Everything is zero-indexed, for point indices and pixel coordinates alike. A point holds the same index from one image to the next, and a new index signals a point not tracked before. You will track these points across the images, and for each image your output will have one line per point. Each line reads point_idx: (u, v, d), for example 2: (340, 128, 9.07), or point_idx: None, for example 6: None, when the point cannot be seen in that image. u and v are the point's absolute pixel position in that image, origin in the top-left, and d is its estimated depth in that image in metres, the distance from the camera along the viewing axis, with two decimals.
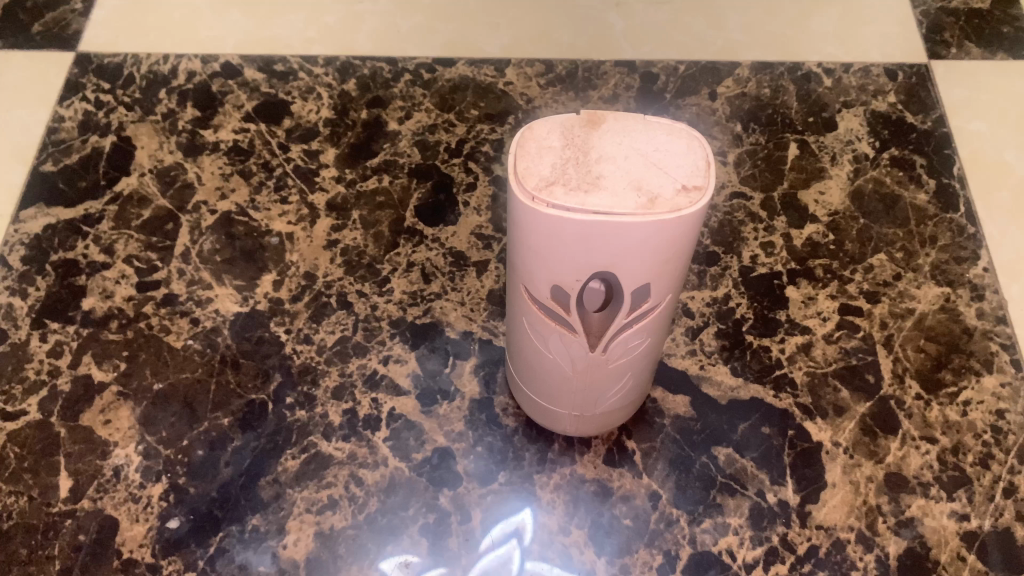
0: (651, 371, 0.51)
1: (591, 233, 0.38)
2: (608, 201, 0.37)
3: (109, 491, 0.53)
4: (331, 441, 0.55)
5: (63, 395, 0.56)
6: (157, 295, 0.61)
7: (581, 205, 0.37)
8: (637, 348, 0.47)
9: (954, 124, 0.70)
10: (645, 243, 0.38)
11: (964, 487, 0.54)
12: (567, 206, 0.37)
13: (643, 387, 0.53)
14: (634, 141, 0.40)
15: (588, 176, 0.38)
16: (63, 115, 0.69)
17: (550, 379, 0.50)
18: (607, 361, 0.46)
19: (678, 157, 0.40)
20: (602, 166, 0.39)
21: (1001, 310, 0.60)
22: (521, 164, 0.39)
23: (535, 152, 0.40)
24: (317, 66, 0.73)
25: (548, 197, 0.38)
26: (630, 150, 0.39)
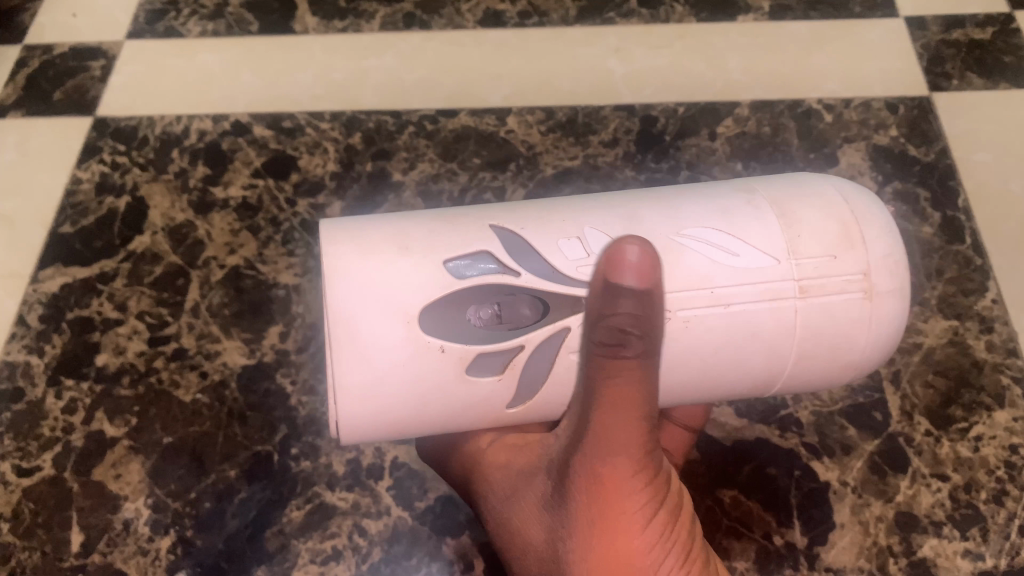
0: (824, 380, 0.49)
1: (396, 318, 0.44)
2: (330, 294, 0.44)
3: (119, 546, 0.56)
4: (335, 491, 0.56)
5: (76, 450, 0.58)
6: (167, 349, 0.62)
7: (368, 364, 0.44)
8: (723, 278, 0.45)
9: (958, 155, 0.69)
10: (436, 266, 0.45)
11: (977, 525, 0.54)
12: (370, 372, 0.44)
13: (857, 292, 0.46)
14: (396, 228, 0.47)
15: (348, 333, 0.44)
16: (81, 178, 0.71)
17: (478, 396, 0.46)
18: (559, 271, 0.45)
19: (394, 233, 0.47)
20: (374, 253, 0.46)
21: (1012, 342, 0.60)
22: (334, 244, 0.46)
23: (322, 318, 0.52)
24: (323, 122, 0.73)
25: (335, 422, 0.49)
26: (384, 231, 0.47)
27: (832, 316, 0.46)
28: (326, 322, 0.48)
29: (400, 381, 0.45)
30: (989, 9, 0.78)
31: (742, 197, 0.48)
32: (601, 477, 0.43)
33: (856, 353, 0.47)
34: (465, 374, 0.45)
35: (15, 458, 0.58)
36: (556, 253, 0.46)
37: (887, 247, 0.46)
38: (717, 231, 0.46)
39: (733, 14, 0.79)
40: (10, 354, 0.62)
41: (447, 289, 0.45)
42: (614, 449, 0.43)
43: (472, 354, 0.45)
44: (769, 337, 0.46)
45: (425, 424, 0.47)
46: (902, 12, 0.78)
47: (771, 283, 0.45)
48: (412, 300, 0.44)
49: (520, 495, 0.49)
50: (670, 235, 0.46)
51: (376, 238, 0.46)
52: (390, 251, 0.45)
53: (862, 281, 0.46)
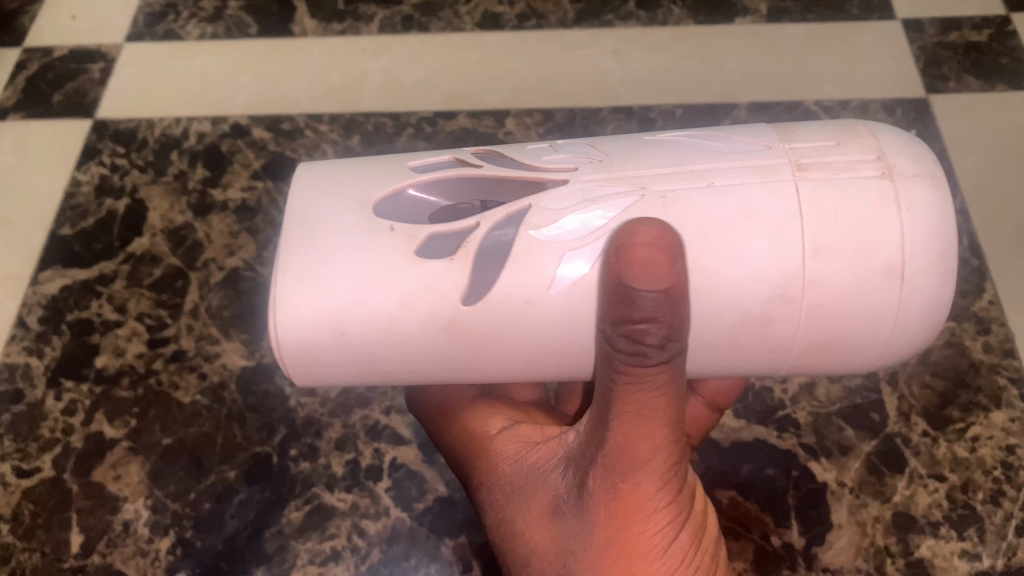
0: (860, 292, 0.41)
1: (353, 210, 0.44)
2: (293, 195, 0.46)
3: (118, 547, 0.56)
4: (334, 492, 0.57)
5: (76, 451, 0.59)
6: (167, 351, 0.62)
7: (315, 246, 0.43)
8: (705, 161, 0.44)
9: (954, 157, 0.69)
10: (396, 182, 0.46)
11: (975, 525, 0.54)
12: (316, 256, 0.43)
13: (871, 172, 0.42)
14: (375, 156, 0.49)
15: (299, 220, 0.44)
16: (81, 180, 0.71)
17: (426, 281, 0.42)
18: (524, 163, 0.47)
19: (370, 160, 0.49)
20: (345, 174, 0.47)
21: (1009, 343, 0.60)
22: (311, 165, 0.48)
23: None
24: (322, 124, 0.74)
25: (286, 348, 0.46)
26: (364, 158, 0.49)
27: (845, 194, 0.41)
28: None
29: (342, 264, 0.42)
30: (985, 11, 0.78)
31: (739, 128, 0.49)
32: (620, 493, 0.41)
33: (893, 244, 0.41)
34: (411, 253, 0.43)
35: (15, 459, 0.58)
36: (524, 153, 0.48)
37: (899, 140, 0.44)
38: (704, 137, 0.47)
39: (731, 17, 0.79)
40: (10, 356, 0.62)
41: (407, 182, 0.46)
42: (637, 466, 0.41)
43: (423, 231, 0.43)
44: (768, 213, 0.41)
45: (368, 323, 0.43)
46: (899, 14, 0.78)
47: (761, 161, 0.43)
48: (372, 195, 0.45)
49: (530, 498, 0.47)
50: (654, 141, 0.47)
51: (353, 162, 0.48)
52: (360, 170, 0.47)
53: (875, 163, 0.42)
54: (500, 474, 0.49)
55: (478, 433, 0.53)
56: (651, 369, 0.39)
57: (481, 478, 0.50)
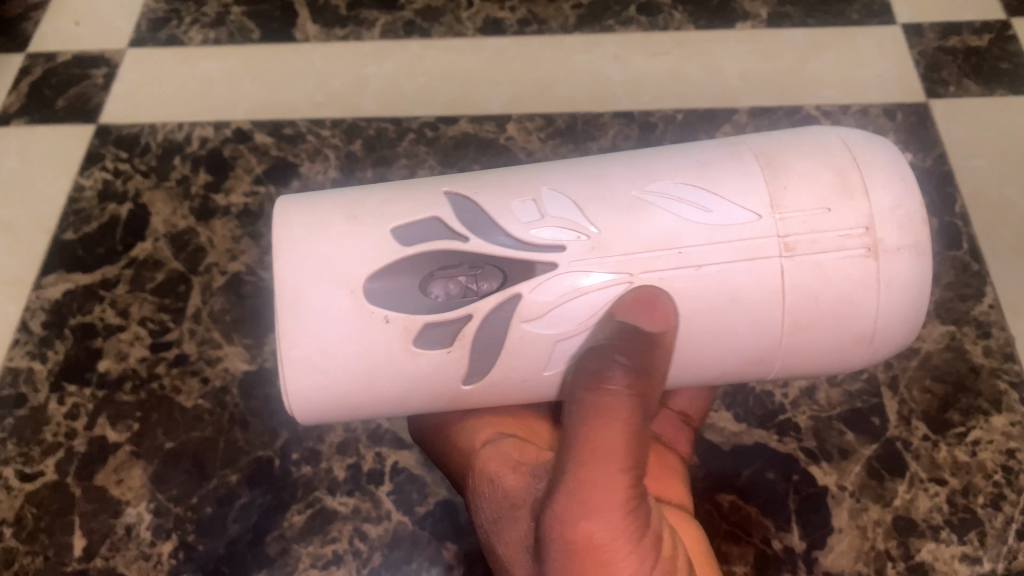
0: (833, 354, 0.47)
1: (341, 290, 0.44)
2: (276, 271, 0.45)
3: (121, 550, 0.56)
4: (336, 496, 0.57)
5: (78, 455, 0.59)
6: (169, 355, 0.63)
7: (312, 334, 0.44)
8: (692, 235, 0.44)
9: (954, 161, 0.70)
10: (378, 242, 0.45)
11: (975, 529, 0.54)
12: (316, 344, 0.44)
13: (857, 248, 0.44)
14: (351, 200, 0.47)
15: (291, 306, 0.44)
16: (84, 185, 0.72)
17: (430, 371, 0.46)
18: (511, 234, 0.46)
19: (343, 207, 0.47)
20: (320, 232, 0.46)
21: (1008, 347, 0.60)
22: (280, 224, 0.47)
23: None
24: (325, 129, 0.74)
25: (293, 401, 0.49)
26: (337, 205, 0.47)
27: (829, 276, 0.44)
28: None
29: (345, 352, 0.45)
30: (986, 16, 0.78)
31: (719, 149, 0.47)
32: (586, 527, 0.43)
33: (868, 318, 0.45)
34: (410, 345, 0.45)
35: (18, 463, 0.59)
36: (508, 217, 0.46)
37: (893, 197, 0.44)
38: (689, 184, 0.45)
39: (731, 21, 0.79)
40: (12, 360, 0.63)
41: (393, 253, 0.45)
42: (594, 499, 0.44)
43: (417, 323, 0.45)
44: (753, 301, 0.44)
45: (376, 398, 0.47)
46: (899, 19, 0.78)
47: (751, 240, 0.44)
48: (360, 274, 0.45)
49: (502, 522, 0.49)
50: (637, 190, 0.46)
51: (326, 213, 0.47)
52: (338, 231, 0.46)
53: (864, 237, 0.44)
54: (479, 496, 0.51)
55: (467, 444, 0.53)
56: (614, 396, 0.45)
57: (462, 496, 0.52)
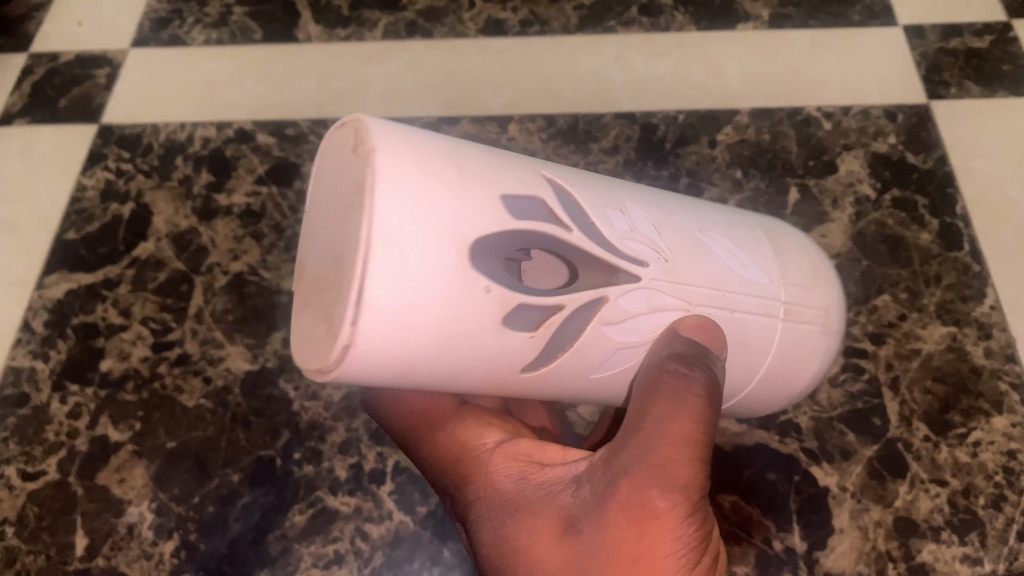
0: (760, 406, 0.54)
1: (438, 243, 0.36)
2: (372, 204, 0.35)
3: (123, 550, 0.56)
4: (338, 496, 0.57)
5: (81, 455, 0.59)
6: (171, 355, 0.63)
7: (379, 281, 0.34)
8: (733, 283, 0.47)
9: (956, 163, 0.70)
10: (485, 201, 0.38)
11: (976, 530, 0.54)
12: (399, 293, 0.35)
13: (818, 327, 0.51)
14: (444, 144, 0.39)
15: (368, 245, 0.34)
16: (86, 185, 0.72)
17: (506, 353, 0.40)
18: (605, 239, 0.42)
19: (446, 150, 0.39)
20: (419, 165, 0.37)
21: (1010, 348, 0.60)
22: (368, 136, 0.37)
23: (319, 216, 0.41)
24: (326, 129, 0.74)
25: (318, 358, 0.38)
26: (432, 141, 0.39)
27: (798, 344, 0.50)
28: (338, 238, 0.38)
29: (432, 311, 0.36)
30: (987, 18, 0.78)
31: (727, 214, 0.53)
32: (636, 517, 0.40)
33: (800, 385, 0.53)
34: (501, 325, 0.39)
35: (20, 462, 0.59)
36: (605, 221, 0.43)
37: (840, 292, 0.54)
38: (726, 240, 0.49)
39: (733, 22, 0.79)
40: (14, 360, 0.63)
41: (505, 224, 0.38)
42: (661, 474, 0.40)
43: (514, 300, 0.38)
44: (754, 348, 0.49)
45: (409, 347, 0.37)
46: (900, 21, 0.78)
47: (770, 299, 0.49)
48: (468, 239, 0.37)
49: (527, 510, 0.44)
50: (694, 230, 0.48)
51: (427, 147, 0.38)
52: (447, 177, 0.37)
53: (825, 319, 0.52)
54: (495, 488, 0.47)
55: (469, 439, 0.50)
56: (693, 383, 0.43)
57: (472, 488, 0.48)
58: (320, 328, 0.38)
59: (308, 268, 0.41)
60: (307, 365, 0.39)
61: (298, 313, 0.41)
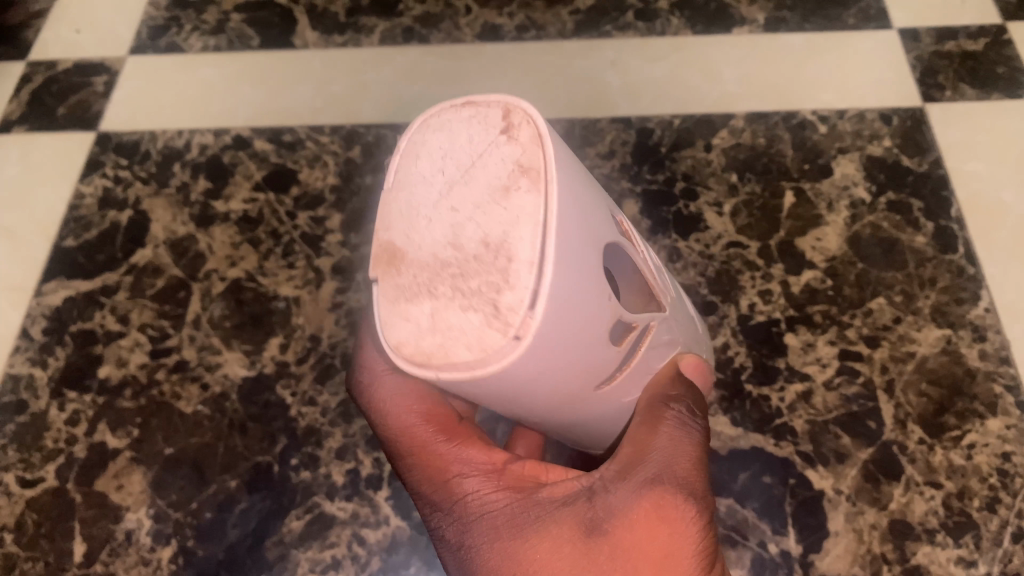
0: None
1: (592, 243, 0.35)
2: (553, 190, 0.33)
3: (121, 555, 0.56)
4: (334, 501, 0.57)
5: (79, 461, 0.59)
6: (169, 361, 0.63)
7: (564, 273, 0.33)
8: (694, 327, 0.51)
9: (951, 165, 0.70)
10: (605, 210, 0.38)
11: (970, 532, 0.54)
12: (564, 290, 0.33)
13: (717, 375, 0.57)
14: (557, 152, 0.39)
15: (549, 231, 0.32)
16: (84, 192, 0.72)
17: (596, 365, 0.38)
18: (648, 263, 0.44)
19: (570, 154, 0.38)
20: (571, 159, 0.36)
21: (1004, 351, 0.61)
22: (524, 118, 0.35)
23: (418, 193, 0.37)
24: (324, 135, 0.74)
25: (447, 355, 0.33)
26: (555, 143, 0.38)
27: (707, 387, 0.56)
28: (485, 217, 0.34)
29: (581, 316, 0.34)
30: (982, 21, 0.78)
31: None
32: (665, 529, 0.39)
33: None
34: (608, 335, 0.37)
35: (19, 469, 0.59)
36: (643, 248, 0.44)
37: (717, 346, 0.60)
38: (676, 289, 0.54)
39: (728, 27, 0.80)
40: (13, 367, 0.63)
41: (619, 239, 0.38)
42: (682, 483, 0.41)
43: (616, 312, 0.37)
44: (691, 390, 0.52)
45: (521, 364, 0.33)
46: (896, 24, 0.79)
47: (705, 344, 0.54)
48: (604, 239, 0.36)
49: (536, 516, 0.41)
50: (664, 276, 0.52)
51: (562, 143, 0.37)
52: (587, 180, 0.37)
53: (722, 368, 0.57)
54: (497, 497, 0.43)
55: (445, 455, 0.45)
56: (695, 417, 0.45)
57: (468, 497, 0.44)
58: (452, 318, 0.34)
59: (409, 249, 0.36)
60: (417, 359, 0.34)
61: (395, 305, 0.36)
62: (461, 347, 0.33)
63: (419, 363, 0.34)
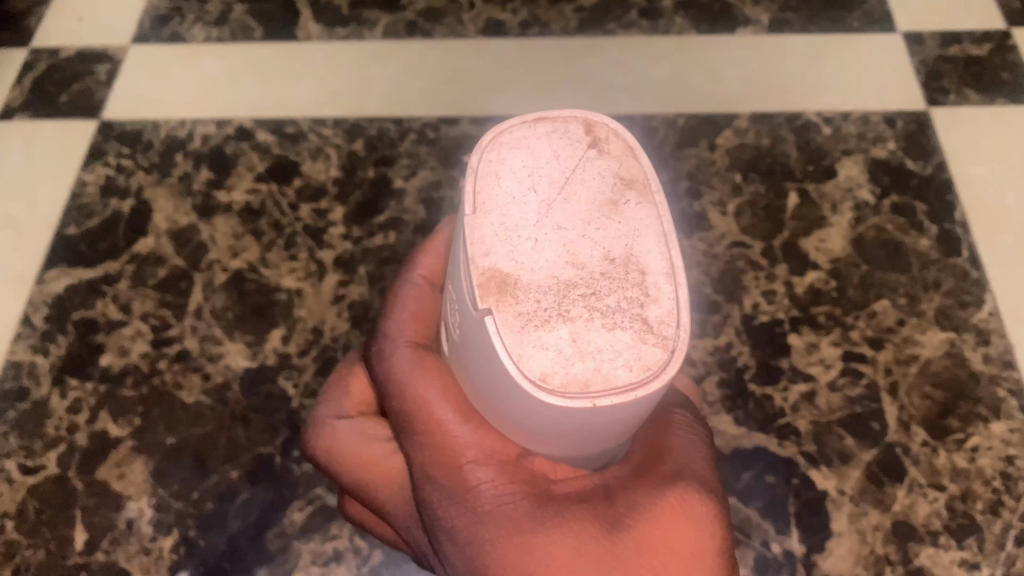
0: None
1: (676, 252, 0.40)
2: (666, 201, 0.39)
3: (121, 546, 0.56)
4: (336, 494, 0.57)
5: (80, 450, 0.59)
6: (170, 351, 0.63)
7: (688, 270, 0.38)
8: None
9: (955, 169, 0.70)
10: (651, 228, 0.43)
11: (973, 535, 0.55)
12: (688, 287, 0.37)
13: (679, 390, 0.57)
14: None
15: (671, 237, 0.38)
16: (87, 180, 0.72)
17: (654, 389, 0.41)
18: None
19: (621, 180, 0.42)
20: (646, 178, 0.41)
21: (1008, 354, 0.61)
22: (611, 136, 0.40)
23: (516, 213, 0.38)
24: (327, 128, 0.74)
25: (607, 379, 0.34)
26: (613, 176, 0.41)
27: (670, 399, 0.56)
28: (608, 232, 0.37)
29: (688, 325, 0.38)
30: (986, 26, 0.79)
31: None
32: (687, 525, 0.42)
33: None
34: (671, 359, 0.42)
35: (19, 457, 0.59)
36: None
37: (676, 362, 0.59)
38: None
39: (733, 27, 0.80)
40: (14, 354, 0.62)
41: None
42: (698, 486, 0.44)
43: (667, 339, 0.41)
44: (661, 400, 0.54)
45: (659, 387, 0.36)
46: (900, 28, 0.79)
47: None
48: None
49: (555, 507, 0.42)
50: None
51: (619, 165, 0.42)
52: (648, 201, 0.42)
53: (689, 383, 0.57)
54: (513, 489, 0.43)
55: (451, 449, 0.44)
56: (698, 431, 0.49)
57: (482, 486, 0.43)
58: (598, 340, 0.35)
59: (521, 273, 0.36)
60: (569, 390, 0.34)
61: (523, 336, 0.35)
62: (622, 366, 0.35)
63: (577, 392, 0.34)
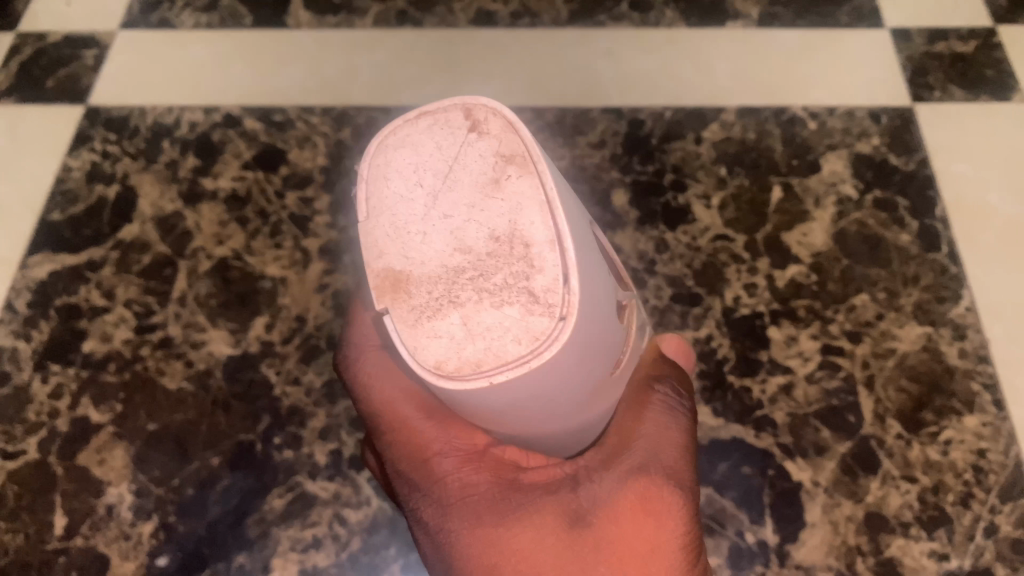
0: None
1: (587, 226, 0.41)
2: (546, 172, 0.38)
3: (101, 530, 0.56)
4: (316, 481, 0.57)
5: (62, 435, 0.59)
6: (153, 337, 0.63)
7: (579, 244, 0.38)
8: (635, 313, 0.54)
9: (938, 166, 0.70)
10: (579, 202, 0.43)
11: (943, 526, 0.55)
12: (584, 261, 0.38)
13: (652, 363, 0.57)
14: None
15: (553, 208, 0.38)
16: (72, 166, 0.72)
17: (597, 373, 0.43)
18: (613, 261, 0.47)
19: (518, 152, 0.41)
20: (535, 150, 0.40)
21: (984, 349, 0.61)
22: (484, 114, 0.40)
23: (401, 211, 0.39)
24: (314, 116, 0.74)
25: (497, 358, 0.37)
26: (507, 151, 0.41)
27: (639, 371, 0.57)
28: (489, 211, 0.38)
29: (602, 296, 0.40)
30: (973, 23, 0.79)
31: None
32: (648, 514, 0.43)
33: None
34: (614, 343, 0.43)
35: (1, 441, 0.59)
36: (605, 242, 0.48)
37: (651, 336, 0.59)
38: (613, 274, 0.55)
39: (722, 21, 0.80)
40: None
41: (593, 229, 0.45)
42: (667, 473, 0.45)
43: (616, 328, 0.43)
44: None
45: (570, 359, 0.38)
46: (888, 23, 0.79)
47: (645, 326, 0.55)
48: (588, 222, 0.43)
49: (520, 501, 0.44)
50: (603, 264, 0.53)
51: None
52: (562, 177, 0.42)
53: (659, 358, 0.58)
54: (477, 481, 0.45)
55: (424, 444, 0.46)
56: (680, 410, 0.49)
57: (447, 478, 0.45)
58: (487, 320, 0.37)
59: (411, 268, 0.39)
60: (463, 372, 0.37)
61: (418, 329, 0.38)
62: (510, 341, 0.37)
63: (471, 373, 0.37)
